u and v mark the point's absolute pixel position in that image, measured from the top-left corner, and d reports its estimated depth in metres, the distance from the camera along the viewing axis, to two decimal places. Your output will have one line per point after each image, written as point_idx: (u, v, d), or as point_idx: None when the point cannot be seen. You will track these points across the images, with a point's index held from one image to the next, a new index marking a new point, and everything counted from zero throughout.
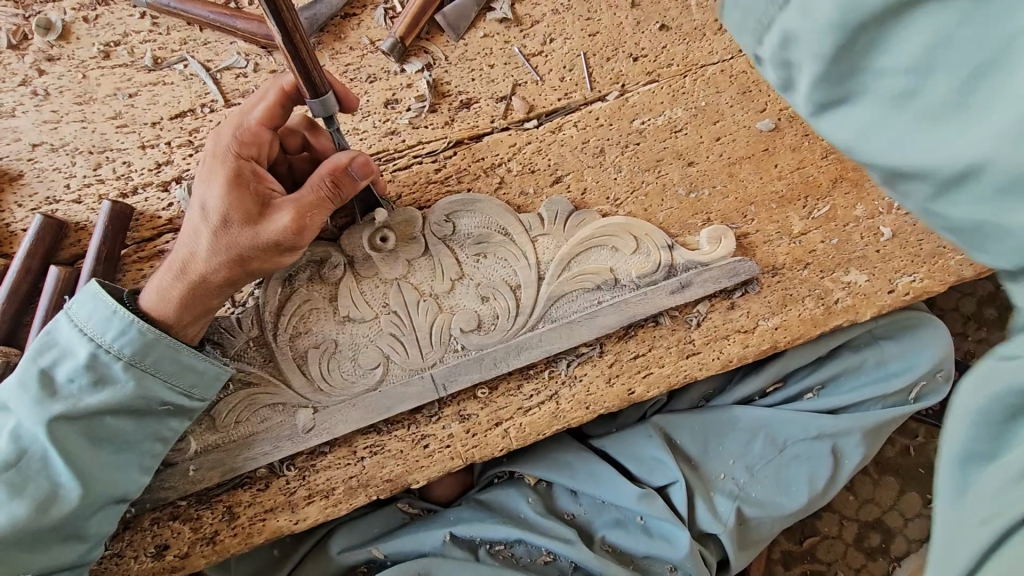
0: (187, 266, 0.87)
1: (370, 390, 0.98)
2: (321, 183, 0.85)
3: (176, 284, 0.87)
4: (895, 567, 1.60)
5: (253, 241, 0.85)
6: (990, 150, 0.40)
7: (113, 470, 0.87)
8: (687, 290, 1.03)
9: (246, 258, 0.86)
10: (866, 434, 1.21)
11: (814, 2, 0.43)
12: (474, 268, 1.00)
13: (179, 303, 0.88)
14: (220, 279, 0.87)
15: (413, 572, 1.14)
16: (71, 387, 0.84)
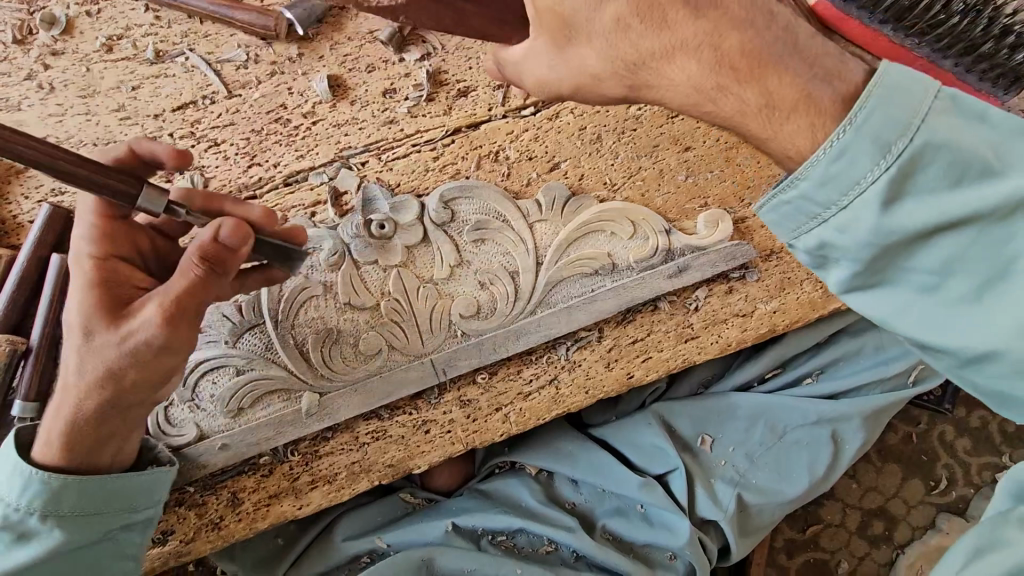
0: (71, 391, 0.76)
1: (371, 375, 0.99)
2: (190, 267, 0.70)
3: (64, 432, 0.77)
4: (898, 555, 1.60)
5: (113, 345, 0.72)
6: (1007, 343, 0.58)
7: (115, 513, 0.83)
8: (686, 273, 1.04)
9: (110, 371, 0.73)
10: (867, 418, 1.21)
11: (851, 223, 0.60)
12: (473, 255, 1.01)
13: (84, 444, 0.78)
14: (102, 399, 0.76)
15: (415, 561, 1.15)
16: (42, 492, 0.78)
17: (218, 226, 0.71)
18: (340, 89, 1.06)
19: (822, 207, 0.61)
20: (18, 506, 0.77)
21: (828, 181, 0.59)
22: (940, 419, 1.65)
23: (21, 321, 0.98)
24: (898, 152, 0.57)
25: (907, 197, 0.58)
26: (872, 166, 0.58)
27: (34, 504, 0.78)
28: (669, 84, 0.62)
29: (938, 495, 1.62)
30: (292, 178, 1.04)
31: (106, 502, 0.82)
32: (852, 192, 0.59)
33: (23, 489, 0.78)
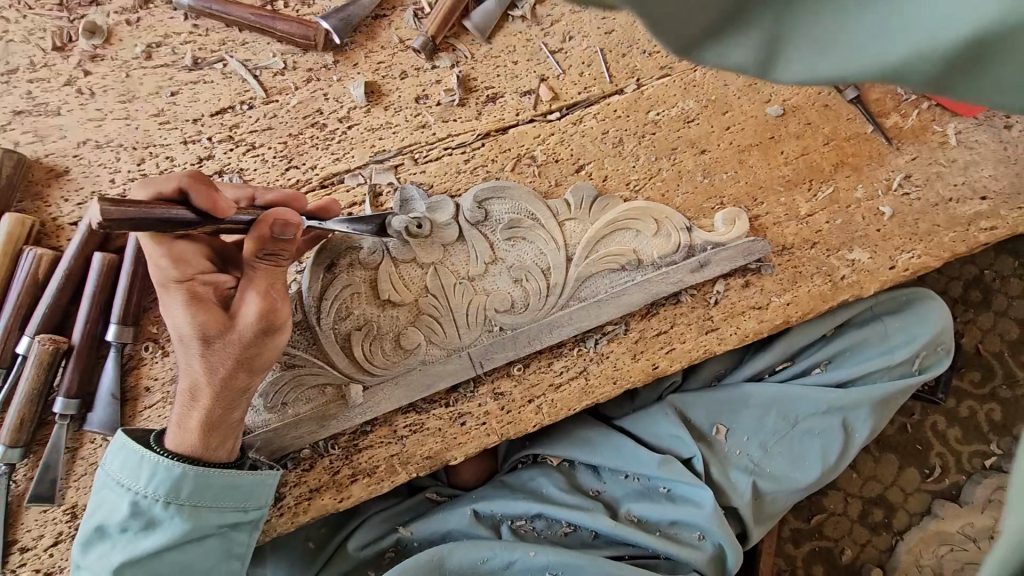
0: (195, 393, 0.89)
1: (412, 369, 1.03)
2: (261, 260, 0.86)
3: (193, 422, 0.90)
4: (898, 541, 1.68)
5: (234, 343, 0.87)
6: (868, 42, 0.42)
7: (227, 507, 0.91)
8: (707, 268, 1.10)
9: (236, 364, 0.89)
10: (873, 406, 1.28)
11: None
12: (507, 252, 1.06)
13: (199, 433, 0.90)
14: (227, 390, 0.89)
15: (427, 560, 1.16)
16: (163, 483, 0.87)
17: (269, 223, 0.84)
18: (375, 95, 1.10)
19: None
20: (147, 495, 0.87)
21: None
22: (933, 409, 1.73)
23: (62, 320, 0.99)
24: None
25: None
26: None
27: (158, 492, 0.87)
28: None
29: (933, 483, 1.70)
30: (328, 181, 1.08)
31: (217, 496, 0.90)
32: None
33: (146, 480, 0.87)
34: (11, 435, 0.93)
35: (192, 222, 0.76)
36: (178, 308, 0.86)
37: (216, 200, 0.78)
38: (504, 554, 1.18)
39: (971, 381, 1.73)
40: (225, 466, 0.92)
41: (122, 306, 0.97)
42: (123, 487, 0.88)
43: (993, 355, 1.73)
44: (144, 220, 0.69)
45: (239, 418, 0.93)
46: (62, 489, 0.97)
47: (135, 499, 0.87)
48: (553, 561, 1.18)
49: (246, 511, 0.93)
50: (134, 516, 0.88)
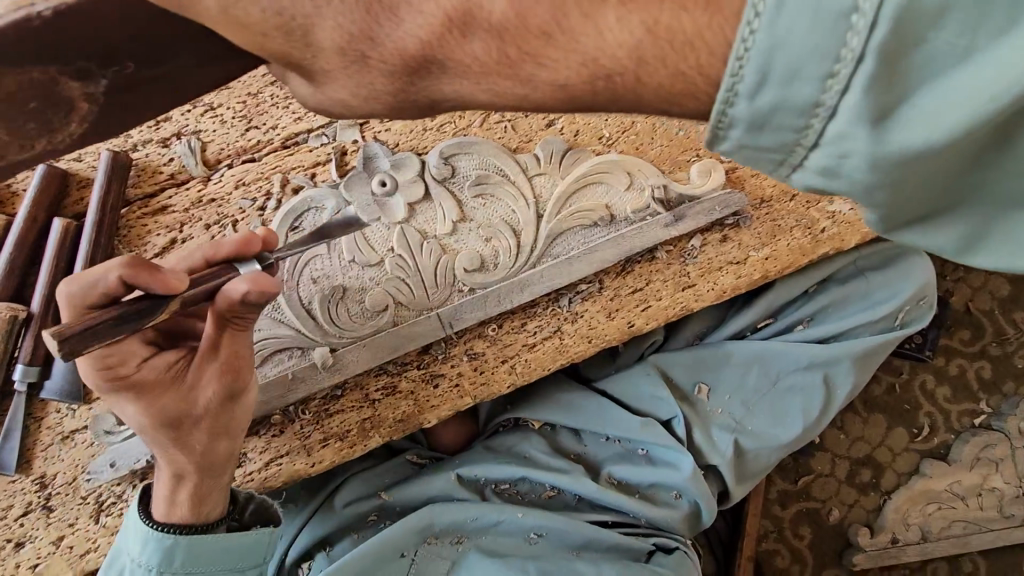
0: (154, 441, 0.83)
1: (380, 330, 1.01)
2: (227, 381, 0.82)
3: (173, 485, 0.87)
4: (885, 500, 1.67)
5: (203, 419, 0.83)
6: None
7: (225, 566, 0.92)
8: (682, 223, 1.07)
9: (211, 434, 0.85)
10: (855, 363, 1.26)
11: (845, 143, 0.46)
12: (475, 210, 1.03)
13: (190, 507, 0.88)
14: (202, 458, 0.86)
15: (416, 520, 1.16)
16: (152, 555, 0.87)
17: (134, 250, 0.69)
18: None
19: (782, 146, 0.49)
20: (140, 564, 0.87)
21: (773, 107, 0.47)
22: (922, 368, 1.71)
23: (20, 287, 0.96)
24: (859, 57, 0.42)
25: (898, 97, 0.44)
26: (826, 77, 0.44)
27: (155, 556, 0.88)
28: (463, 89, 0.57)
29: (921, 442, 1.69)
30: (290, 141, 1.04)
31: (215, 556, 0.91)
32: (817, 109, 0.46)
33: (140, 550, 0.87)
34: None
35: (147, 309, 0.65)
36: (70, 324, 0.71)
37: (164, 280, 0.66)
38: (492, 513, 1.18)
39: (961, 339, 1.71)
40: (204, 530, 0.90)
41: (82, 274, 0.94)
42: (125, 552, 0.88)
43: (983, 313, 1.71)
44: (106, 318, 0.62)
45: (222, 458, 0.88)
46: (29, 460, 0.96)
47: (130, 567, 0.88)
48: (541, 522, 1.18)
49: (243, 570, 0.94)
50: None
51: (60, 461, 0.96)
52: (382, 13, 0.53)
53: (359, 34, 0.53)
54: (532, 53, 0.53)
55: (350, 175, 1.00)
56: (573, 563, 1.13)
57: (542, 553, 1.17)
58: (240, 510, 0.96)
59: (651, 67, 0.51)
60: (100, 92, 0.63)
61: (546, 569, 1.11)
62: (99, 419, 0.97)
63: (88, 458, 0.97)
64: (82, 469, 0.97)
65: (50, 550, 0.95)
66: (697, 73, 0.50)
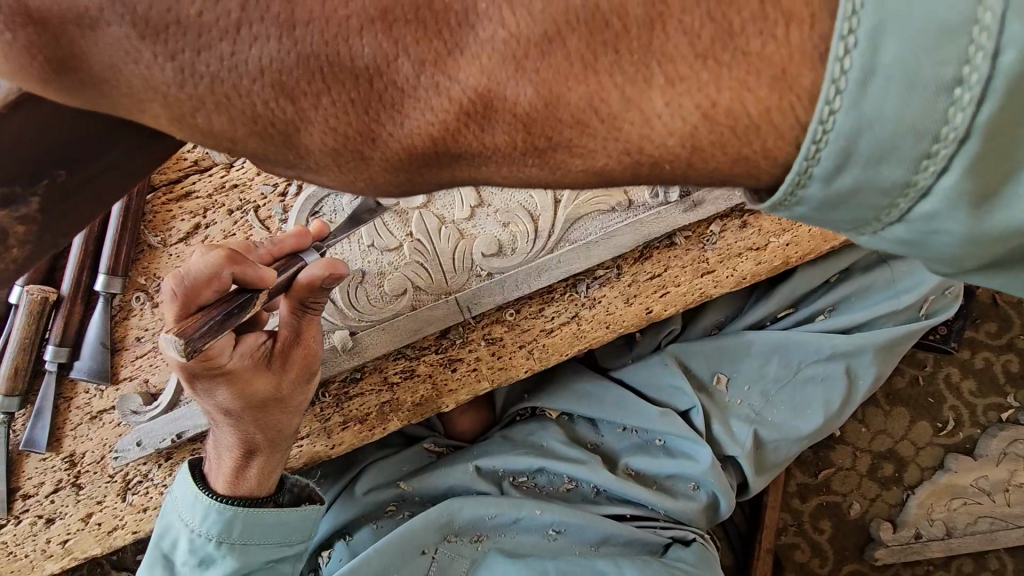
0: (243, 428, 0.90)
1: (399, 314, 1.02)
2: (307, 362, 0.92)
3: (250, 465, 0.93)
4: (908, 495, 1.64)
5: (282, 400, 0.91)
6: None
7: (274, 541, 0.97)
8: (701, 208, 1.06)
9: (288, 413, 0.93)
10: (878, 353, 1.24)
11: (937, 218, 0.37)
12: (493, 195, 1.03)
13: (258, 480, 0.95)
14: (280, 436, 0.94)
15: (438, 513, 1.16)
16: (215, 524, 0.92)
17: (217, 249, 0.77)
18: None
19: (856, 221, 0.40)
20: (201, 533, 0.92)
21: (854, 187, 0.38)
22: (946, 360, 1.68)
23: (51, 269, 0.99)
24: (962, 137, 0.34)
25: (1006, 173, 0.35)
26: (921, 156, 0.35)
27: (214, 528, 0.93)
28: (487, 173, 0.48)
29: (945, 436, 1.66)
30: None
31: (265, 532, 0.96)
32: (908, 188, 0.37)
33: (202, 519, 0.92)
34: (7, 384, 0.95)
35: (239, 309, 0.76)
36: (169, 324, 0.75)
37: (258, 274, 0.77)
38: (511, 510, 1.18)
39: (987, 332, 1.67)
40: (264, 502, 0.96)
41: (109, 256, 0.97)
42: (181, 523, 0.93)
43: (1011, 305, 1.67)
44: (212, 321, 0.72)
45: (291, 433, 0.96)
46: (60, 437, 0.98)
47: (190, 536, 0.93)
48: (558, 518, 1.17)
49: (291, 545, 0.99)
50: (191, 552, 0.93)
51: (89, 440, 0.99)
52: (383, 109, 0.44)
53: (357, 132, 0.45)
54: (567, 142, 0.42)
55: None
56: (591, 560, 1.12)
57: (560, 551, 1.17)
58: (285, 491, 1.01)
59: (709, 154, 0.41)
60: (34, 213, 0.60)
61: (565, 565, 1.10)
62: (124, 400, 0.98)
63: (115, 438, 0.99)
64: (109, 448, 0.99)
65: (79, 526, 0.97)
66: (762, 157, 0.39)
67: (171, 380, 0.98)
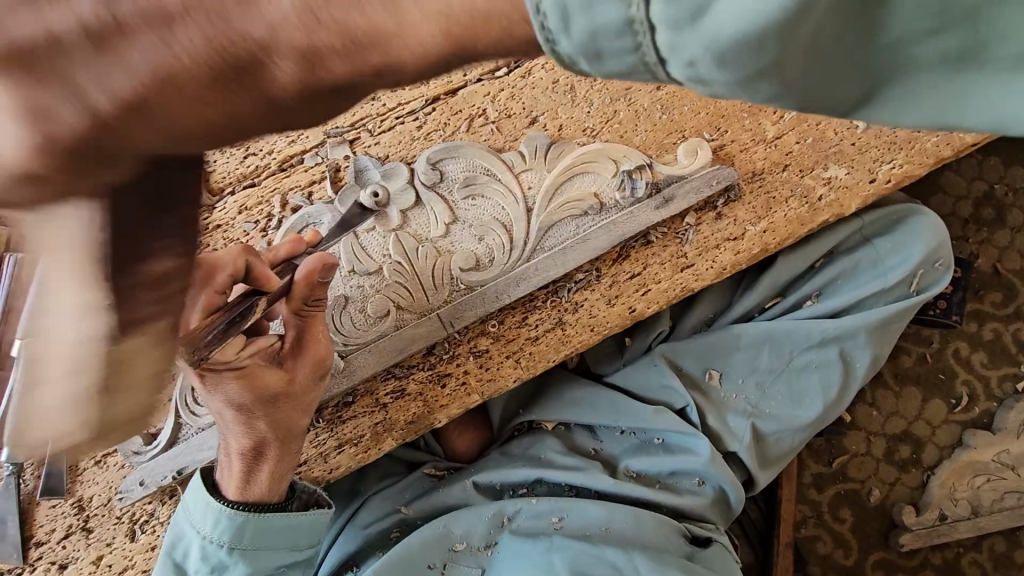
0: (250, 419, 0.92)
1: (383, 336, 1.04)
2: (310, 362, 0.92)
3: (258, 466, 0.94)
4: (929, 476, 1.60)
5: (296, 396, 0.93)
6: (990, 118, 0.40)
7: (283, 546, 0.99)
8: (673, 203, 1.07)
9: (300, 411, 0.94)
10: (872, 333, 1.23)
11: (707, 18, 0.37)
12: (466, 211, 1.05)
13: (269, 484, 0.95)
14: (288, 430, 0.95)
15: (439, 525, 1.18)
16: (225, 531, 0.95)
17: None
18: None
19: (632, 67, 0.42)
20: (214, 538, 0.94)
21: (591, 34, 0.39)
22: (954, 335, 1.64)
23: None
24: (649, 24, 0.39)
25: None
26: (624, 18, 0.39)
27: (225, 538, 0.95)
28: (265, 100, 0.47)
29: (961, 413, 1.62)
30: (287, 163, 1.09)
31: (274, 537, 0.98)
32: (634, 25, 0.39)
33: (215, 523, 0.94)
34: None
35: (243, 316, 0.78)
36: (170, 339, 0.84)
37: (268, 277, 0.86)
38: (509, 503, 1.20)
39: (992, 302, 1.64)
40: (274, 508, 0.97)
41: None
42: (193, 531, 0.95)
43: (1014, 273, 1.64)
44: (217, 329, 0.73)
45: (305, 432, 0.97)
46: (70, 483, 1.01)
47: (203, 542, 0.94)
48: (554, 505, 1.18)
49: (299, 549, 1.01)
50: (204, 559, 0.94)
51: (95, 484, 1.02)
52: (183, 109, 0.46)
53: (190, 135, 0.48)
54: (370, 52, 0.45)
55: (347, 189, 1.05)
56: (598, 548, 1.09)
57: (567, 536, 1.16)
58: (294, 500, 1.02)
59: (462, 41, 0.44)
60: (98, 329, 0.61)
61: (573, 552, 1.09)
62: (125, 442, 1.02)
63: (120, 479, 1.02)
64: (115, 490, 1.02)
65: (91, 569, 0.99)
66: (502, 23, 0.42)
67: (168, 418, 1.02)
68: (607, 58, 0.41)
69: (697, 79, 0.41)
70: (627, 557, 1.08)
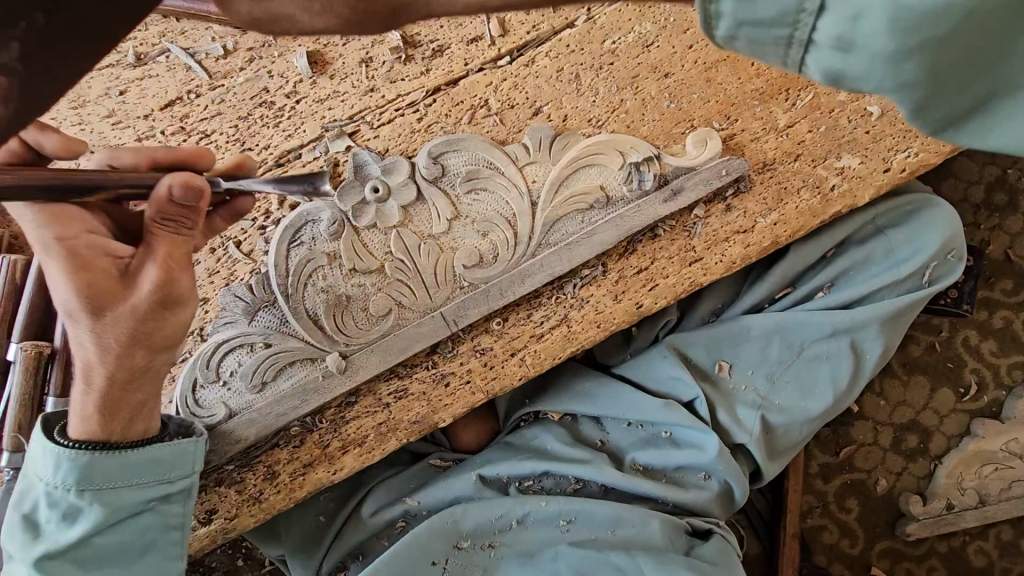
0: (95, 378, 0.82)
1: (384, 335, 1.02)
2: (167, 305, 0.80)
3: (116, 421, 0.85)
4: (936, 465, 1.60)
5: None
6: None
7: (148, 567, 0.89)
8: (682, 195, 1.04)
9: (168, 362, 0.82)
10: (884, 325, 1.20)
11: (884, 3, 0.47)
12: (469, 206, 1.03)
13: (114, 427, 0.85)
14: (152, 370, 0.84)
15: (446, 519, 1.17)
16: (50, 525, 0.85)
17: (166, 185, 0.73)
18: (318, 65, 1.07)
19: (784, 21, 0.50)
20: (58, 485, 0.84)
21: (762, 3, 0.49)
22: (963, 323, 1.62)
23: (42, 324, 1.00)
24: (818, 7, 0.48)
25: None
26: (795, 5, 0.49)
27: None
28: None
29: (969, 402, 1.61)
30: (283, 159, 1.06)
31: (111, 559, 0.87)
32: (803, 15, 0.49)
33: (56, 515, 0.84)
34: (11, 441, 0.96)
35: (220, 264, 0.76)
36: (89, 337, 0.78)
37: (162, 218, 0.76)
38: (516, 506, 1.18)
39: (1004, 290, 1.62)
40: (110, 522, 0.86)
41: None
42: (36, 469, 0.85)
43: None
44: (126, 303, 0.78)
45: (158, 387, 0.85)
46: None
47: (48, 487, 0.84)
48: (565, 508, 1.18)
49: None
50: (52, 505, 0.84)
51: None
52: None
53: None
54: None
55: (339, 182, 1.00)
56: (602, 553, 1.12)
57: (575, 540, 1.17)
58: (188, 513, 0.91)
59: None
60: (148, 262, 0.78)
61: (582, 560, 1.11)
62: None
63: None
64: None
65: None
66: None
67: None
68: (764, 28, 0.50)
69: (835, 79, 0.52)
70: (632, 560, 1.10)
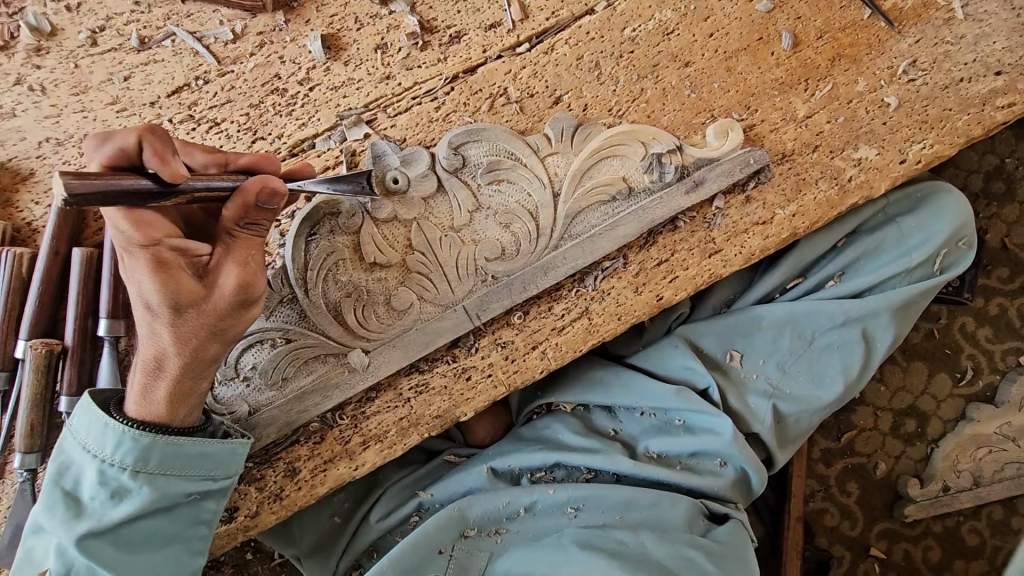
0: (161, 364, 0.83)
1: (406, 329, 1.01)
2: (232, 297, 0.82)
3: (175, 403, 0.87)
4: (933, 449, 1.64)
5: None
6: None
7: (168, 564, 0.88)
8: (704, 187, 1.04)
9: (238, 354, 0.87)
10: (895, 314, 1.22)
11: None
12: (490, 198, 1.01)
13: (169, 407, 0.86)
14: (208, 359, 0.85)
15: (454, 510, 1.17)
16: (94, 504, 0.84)
17: (254, 191, 0.76)
18: (333, 50, 1.04)
19: None
20: (115, 463, 0.83)
21: None
22: (961, 311, 1.65)
23: (52, 320, 0.98)
24: None
25: None
26: None
27: (81, 559, 0.82)
28: None
29: (966, 387, 1.65)
30: (297, 148, 1.03)
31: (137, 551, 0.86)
32: None
33: (103, 496, 0.84)
34: (25, 441, 0.93)
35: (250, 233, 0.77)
36: (167, 328, 0.80)
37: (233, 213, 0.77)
38: (525, 496, 1.19)
39: (1000, 278, 1.65)
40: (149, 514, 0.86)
41: (108, 301, 0.94)
42: (93, 441, 0.84)
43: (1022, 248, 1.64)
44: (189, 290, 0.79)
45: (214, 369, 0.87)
46: None
47: (102, 465, 0.84)
48: (576, 497, 1.18)
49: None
50: (101, 483, 0.84)
51: None
52: None
53: None
54: None
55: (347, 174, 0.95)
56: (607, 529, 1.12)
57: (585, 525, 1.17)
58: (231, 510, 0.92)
59: None
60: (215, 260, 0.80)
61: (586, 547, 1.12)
62: None
63: None
64: None
65: None
66: None
67: None
68: None
69: None
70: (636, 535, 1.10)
